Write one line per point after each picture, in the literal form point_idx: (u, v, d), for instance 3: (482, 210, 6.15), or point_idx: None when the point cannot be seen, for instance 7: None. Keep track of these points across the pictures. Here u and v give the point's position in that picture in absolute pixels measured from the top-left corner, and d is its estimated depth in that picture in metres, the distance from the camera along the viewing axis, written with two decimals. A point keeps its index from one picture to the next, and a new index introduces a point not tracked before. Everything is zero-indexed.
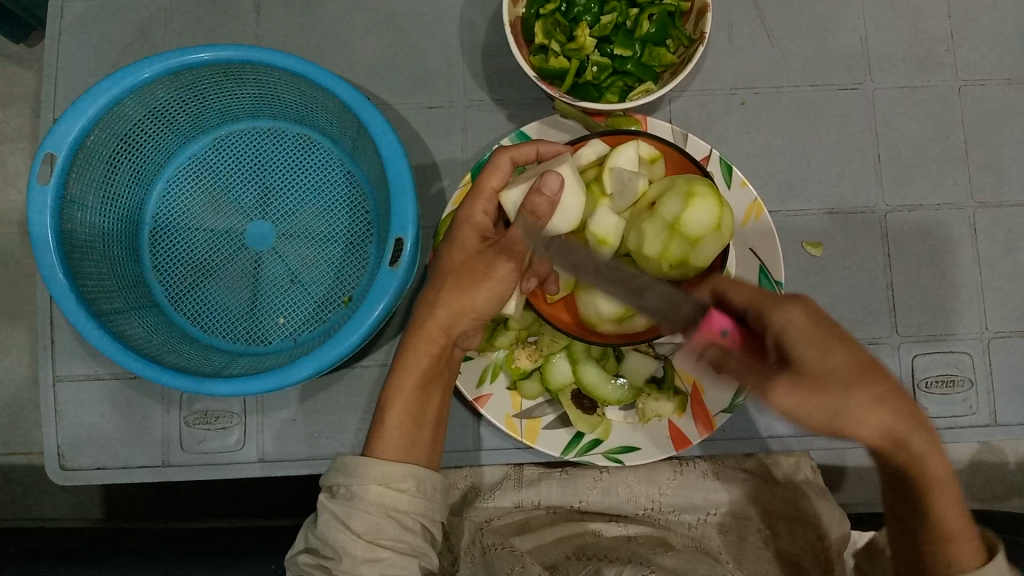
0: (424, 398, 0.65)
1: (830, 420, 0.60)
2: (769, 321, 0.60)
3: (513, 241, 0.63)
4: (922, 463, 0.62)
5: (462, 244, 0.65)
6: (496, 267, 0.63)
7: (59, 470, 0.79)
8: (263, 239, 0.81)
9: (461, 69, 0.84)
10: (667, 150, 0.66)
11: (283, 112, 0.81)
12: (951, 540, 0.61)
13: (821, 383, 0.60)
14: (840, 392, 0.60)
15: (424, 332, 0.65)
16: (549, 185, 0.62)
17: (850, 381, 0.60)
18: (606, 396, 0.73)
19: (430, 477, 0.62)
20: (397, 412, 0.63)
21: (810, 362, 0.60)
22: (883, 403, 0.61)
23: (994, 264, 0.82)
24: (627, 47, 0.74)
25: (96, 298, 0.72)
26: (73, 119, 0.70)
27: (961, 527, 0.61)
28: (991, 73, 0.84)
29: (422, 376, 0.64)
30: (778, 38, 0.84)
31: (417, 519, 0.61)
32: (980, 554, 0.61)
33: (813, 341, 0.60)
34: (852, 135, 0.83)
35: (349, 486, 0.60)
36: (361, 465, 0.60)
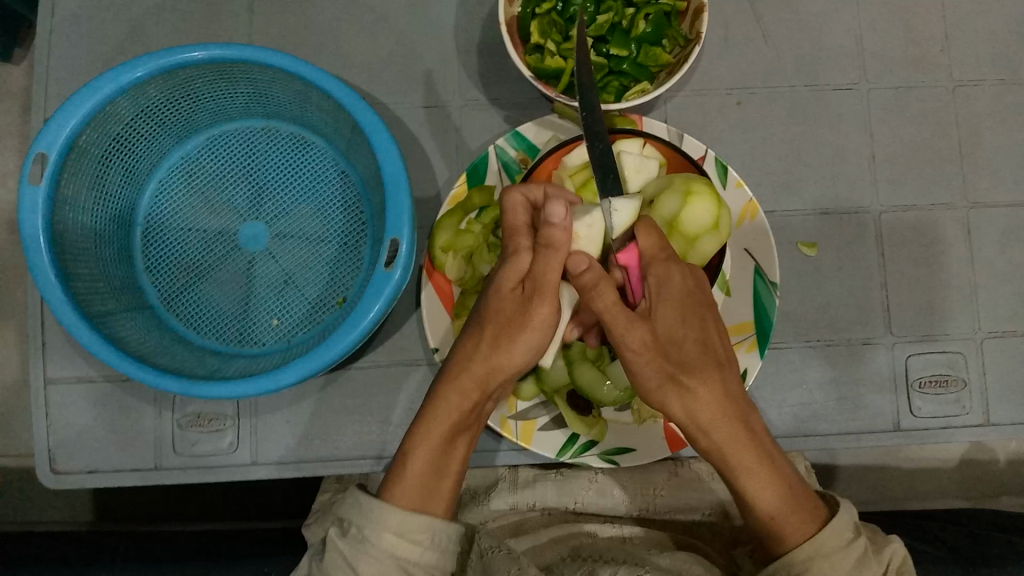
0: (448, 448, 0.65)
1: (661, 385, 0.61)
2: (650, 271, 0.61)
3: (542, 289, 0.62)
4: (737, 446, 0.62)
5: (501, 290, 0.63)
6: (533, 315, 0.62)
7: (49, 473, 0.78)
8: (256, 240, 0.80)
9: (456, 68, 0.83)
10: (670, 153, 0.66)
11: (276, 111, 0.80)
12: (778, 517, 0.61)
13: (672, 347, 0.62)
14: (685, 363, 0.61)
15: (455, 384, 0.65)
16: (554, 213, 0.60)
17: (710, 357, 0.62)
18: (602, 399, 0.71)
19: (446, 529, 0.61)
20: (420, 461, 0.63)
21: (674, 330, 0.62)
22: (723, 387, 0.62)
23: (987, 264, 0.83)
24: (624, 47, 0.74)
25: (88, 300, 0.71)
26: (62, 120, 0.69)
27: (784, 504, 0.61)
28: (984, 74, 0.84)
29: (450, 426, 0.65)
30: (773, 38, 0.84)
31: (430, 569, 0.60)
32: (805, 530, 0.60)
33: (684, 311, 0.62)
34: (847, 136, 0.83)
35: (362, 528, 0.60)
36: (376, 510, 0.60)
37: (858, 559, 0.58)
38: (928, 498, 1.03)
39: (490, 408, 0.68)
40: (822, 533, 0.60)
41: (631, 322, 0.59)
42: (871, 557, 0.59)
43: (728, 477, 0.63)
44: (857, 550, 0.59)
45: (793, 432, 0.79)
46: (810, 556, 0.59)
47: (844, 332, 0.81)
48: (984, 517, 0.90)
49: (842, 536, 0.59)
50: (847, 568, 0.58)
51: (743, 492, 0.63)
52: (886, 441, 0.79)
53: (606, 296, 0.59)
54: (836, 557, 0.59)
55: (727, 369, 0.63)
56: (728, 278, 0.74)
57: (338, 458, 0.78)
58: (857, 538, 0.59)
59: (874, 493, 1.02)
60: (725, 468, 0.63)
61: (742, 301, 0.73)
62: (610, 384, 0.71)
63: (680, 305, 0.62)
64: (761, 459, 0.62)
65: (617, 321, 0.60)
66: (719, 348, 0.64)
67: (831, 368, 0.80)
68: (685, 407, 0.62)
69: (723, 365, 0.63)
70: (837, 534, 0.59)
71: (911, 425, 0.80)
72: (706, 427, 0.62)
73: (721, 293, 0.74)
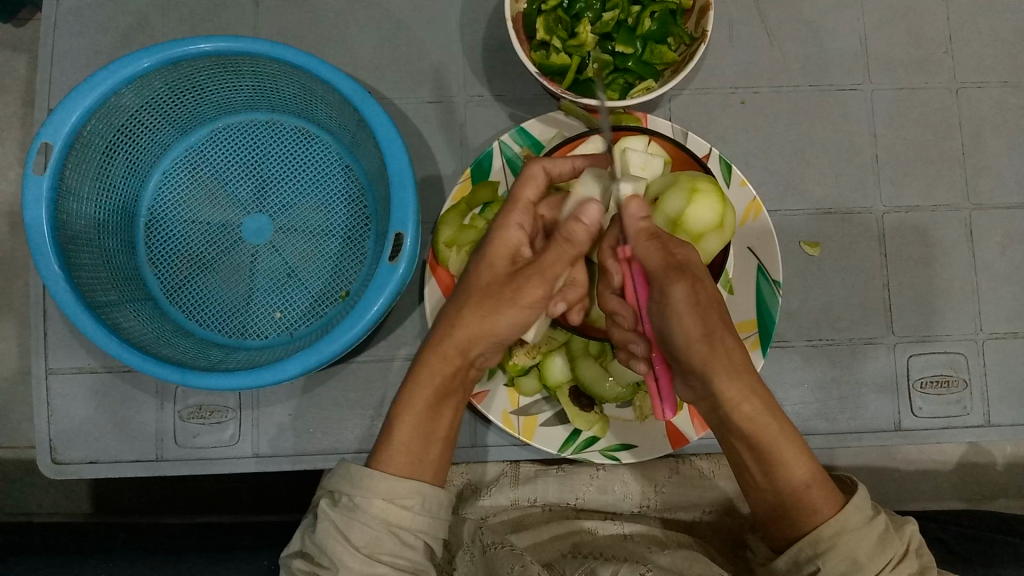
0: (435, 415, 0.65)
1: (706, 341, 0.58)
2: (678, 244, 0.60)
3: (542, 268, 0.61)
4: (768, 415, 0.61)
5: (492, 264, 0.63)
6: (524, 292, 0.62)
7: (50, 464, 0.78)
8: (259, 233, 0.80)
9: (461, 64, 0.83)
10: (677, 152, 0.66)
11: (281, 104, 0.80)
12: (812, 485, 0.61)
13: (712, 306, 0.59)
14: (723, 326, 0.60)
15: (439, 350, 0.64)
16: (586, 214, 0.62)
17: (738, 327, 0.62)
18: (603, 394, 0.72)
19: (435, 494, 0.62)
20: (409, 428, 0.64)
21: (710, 293, 0.60)
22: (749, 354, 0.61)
23: (989, 265, 0.83)
24: (630, 44, 0.74)
25: (91, 290, 0.71)
26: (68, 110, 0.69)
27: (813, 472, 0.62)
28: (988, 76, 0.85)
29: (435, 393, 0.65)
30: (777, 38, 0.84)
31: (423, 533, 0.60)
32: (835, 501, 0.61)
33: (713, 276, 0.61)
34: (850, 136, 0.84)
35: (352, 496, 0.60)
36: (366, 478, 0.60)
37: (881, 536, 0.58)
38: (927, 498, 1.03)
39: (473, 376, 0.68)
40: (851, 501, 0.60)
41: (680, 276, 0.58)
42: (895, 535, 0.58)
43: (765, 447, 0.61)
44: (880, 525, 0.58)
45: (794, 431, 0.79)
46: (837, 530, 0.58)
47: (845, 331, 0.81)
48: (983, 518, 0.90)
49: (864, 513, 0.59)
50: (873, 543, 0.58)
51: (774, 463, 0.62)
52: (886, 440, 0.79)
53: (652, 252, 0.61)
54: (859, 533, 0.58)
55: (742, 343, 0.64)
56: (731, 276, 0.75)
57: (339, 452, 0.78)
58: (879, 514, 0.59)
59: (872, 493, 1.03)
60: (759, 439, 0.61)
61: (745, 300, 0.74)
62: (611, 380, 0.73)
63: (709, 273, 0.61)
64: (787, 428, 0.62)
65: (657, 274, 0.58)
66: None
67: (833, 368, 0.80)
68: (730, 374, 0.59)
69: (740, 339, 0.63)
70: (859, 508, 0.59)
71: (911, 424, 0.80)
72: (745, 396, 0.60)
73: (724, 292, 0.74)
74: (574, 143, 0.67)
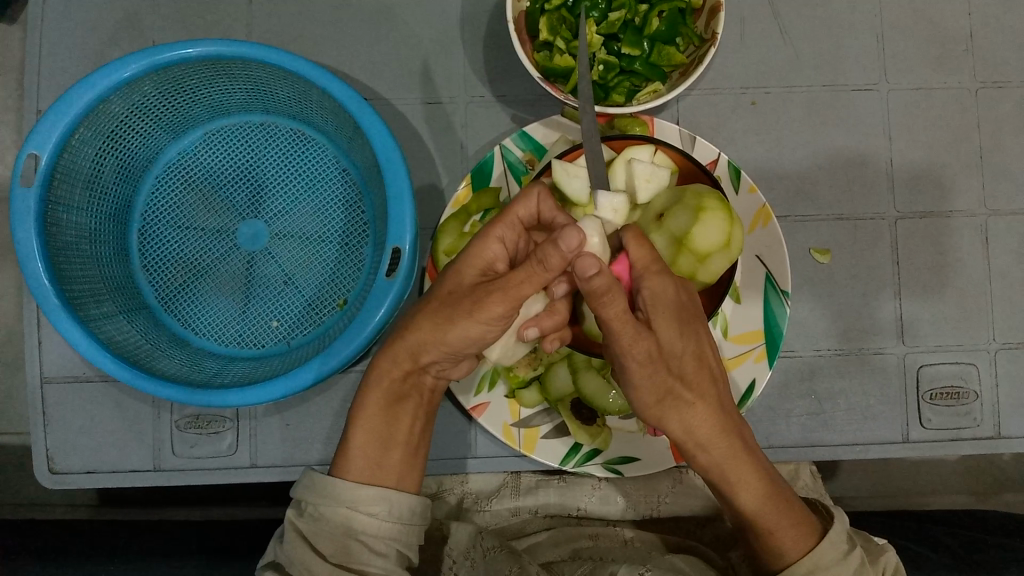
0: (393, 420, 0.65)
1: (660, 400, 0.60)
2: (644, 284, 0.57)
3: (507, 284, 0.57)
4: (733, 461, 0.62)
5: (461, 275, 0.61)
6: (485, 308, 0.58)
7: (48, 474, 0.78)
8: (256, 239, 0.78)
9: (462, 63, 0.80)
10: (683, 161, 0.64)
11: (276, 106, 0.78)
12: (776, 532, 0.61)
13: (672, 361, 0.59)
14: (682, 377, 0.60)
15: (393, 352, 0.64)
16: (566, 241, 0.53)
17: (706, 374, 0.61)
18: (605, 408, 0.70)
19: (402, 499, 0.61)
20: (362, 439, 0.64)
21: (671, 345, 0.58)
22: (716, 399, 0.62)
23: (1004, 272, 0.81)
24: (636, 45, 0.71)
25: (82, 303, 0.70)
26: (55, 119, 0.67)
27: (780, 515, 0.61)
28: (1009, 75, 0.81)
29: (387, 397, 0.65)
30: (791, 35, 0.81)
31: (396, 537, 0.60)
32: (804, 542, 0.60)
33: (682, 324, 0.58)
34: (865, 138, 0.81)
35: (318, 506, 0.60)
36: (332, 487, 0.60)
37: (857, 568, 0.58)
38: (933, 495, 1.02)
39: (430, 383, 0.67)
40: (820, 545, 0.60)
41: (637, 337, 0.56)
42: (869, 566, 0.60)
43: (725, 492, 0.63)
44: (855, 559, 0.59)
45: (799, 442, 0.78)
46: (811, 568, 0.59)
47: (855, 340, 0.79)
48: (990, 522, 0.89)
49: (838, 548, 0.59)
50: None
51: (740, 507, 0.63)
52: (893, 452, 0.78)
53: (616, 304, 0.54)
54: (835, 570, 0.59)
55: (721, 385, 0.62)
56: (739, 286, 0.72)
57: None
58: (853, 549, 0.60)
59: (878, 490, 1.02)
60: (723, 483, 0.63)
61: (752, 309, 0.72)
62: (614, 394, 0.70)
63: (680, 324, 0.58)
64: (758, 475, 0.62)
65: (623, 332, 0.55)
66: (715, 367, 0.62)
67: (841, 378, 0.79)
68: (683, 424, 0.61)
69: (717, 383, 0.62)
70: (833, 543, 0.60)
71: (919, 436, 0.78)
72: (703, 443, 0.62)
73: (731, 301, 0.73)
74: (576, 152, 0.65)
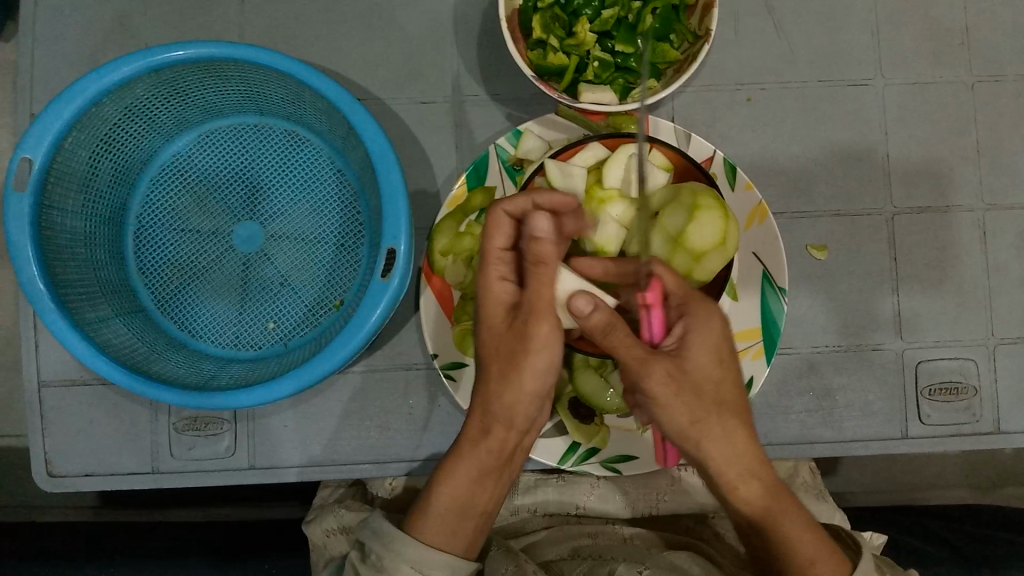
0: (478, 486, 0.63)
1: (694, 422, 0.59)
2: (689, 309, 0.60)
3: (536, 306, 0.61)
4: (774, 494, 0.60)
5: (489, 324, 0.64)
6: (532, 336, 0.61)
7: (45, 477, 0.78)
8: (252, 241, 0.78)
9: (456, 62, 0.80)
10: (678, 159, 0.63)
11: (270, 107, 0.78)
12: (816, 561, 0.58)
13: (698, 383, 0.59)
14: (719, 401, 0.60)
15: (494, 417, 0.63)
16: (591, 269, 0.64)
17: (740, 403, 0.61)
18: (603, 406, 0.70)
19: (465, 572, 0.59)
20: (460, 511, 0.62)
21: (707, 368, 0.59)
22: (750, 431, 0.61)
23: (1002, 267, 0.80)
24: (630, 43, 0.71)
25: (77, 306, 0.70)
26: (49, 121, 0.67)
27: (818, 547, 0.58)
28: (1005, 69, 0.81)
29: (477, 468, 0.63)
30: (786, 31, 0.81)
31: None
32: (841, 570, 0.58)
33: (718, 351, 0.60)
34: (861, 134, 0.81)
35: (382, 557, 0.58)
36: (403, 544, 0.58)
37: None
38: (933, 489, 1.02)
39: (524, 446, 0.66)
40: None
41: (648, 359, 0.57)
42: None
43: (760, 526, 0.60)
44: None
45: (798, 439, 0.78)
46: None
47: (853, 337, 0.79)
48: (991, 517, 0.89)
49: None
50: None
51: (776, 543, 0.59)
52: (892, 448, 0.78)
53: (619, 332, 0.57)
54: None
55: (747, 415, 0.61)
56: (736, 282, 0.72)
57: (336, 462, 0.77)
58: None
59: (879, 485, 1.02)
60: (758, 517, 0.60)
61: (749, 309, 0.71)
62: (612, 392, 0.70)
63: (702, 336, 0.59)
64: (792, 507, 0.60)
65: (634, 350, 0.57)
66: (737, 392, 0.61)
67: (839, 375, 0.79)
68: (721, 447, 0.59)
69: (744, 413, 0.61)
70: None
71: (918, 432, 0.78)
72: (744, 474, 0.60)
73: (729, 298, 0.72)
74: (574, 149, 0.65)
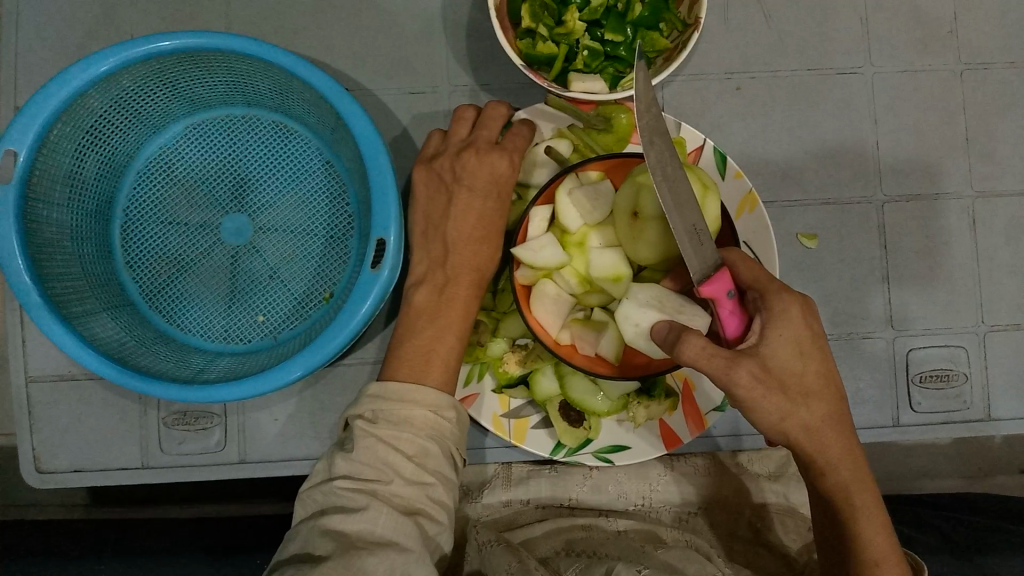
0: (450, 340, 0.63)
1: (782, 419, 0.59)
2: (768, 302, 0.58)
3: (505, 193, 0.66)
4: (861, 486, 0.62)
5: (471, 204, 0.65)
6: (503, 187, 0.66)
7: (35, 473, 0.77)
8: (240, 233, 0.78)
9: (445, 52, 0.80)
10: (606, 163, 0.62)
11: (257, 98, 0.77)
12: (883, 564, 0.61)
13: (784, 377, 0.58)
14: (805, 391, 0.59)
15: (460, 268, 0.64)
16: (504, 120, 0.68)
17: (828, 390, 0.61)
18: (593, 408, 0.70)
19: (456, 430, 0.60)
20: (447, 337, 0.63)
21: (789, 362, 0.58)
22: (839, 416, 0.61)
23: (992, 254, 0.81)
24: (619, 32, 0.70)
25: (65, 300, 0.69)
26: (33, 112, 0.66)
27: (889, 549, 0.62)
28: (994, 57, 0.81)
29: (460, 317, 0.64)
30: (775, 19, 0.81)
31: (444, 510, 0.57)
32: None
33: (797, 343, 0.58)
34: (851, 123, 0.81)
35: (391, 411, 0.58)
36: (398, 411, 0.58)
37: None
38: (924, 477, 1.02)
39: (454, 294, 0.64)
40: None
41: (734, 361, 0.56)
42: None
43: (842, 517, 0.62)
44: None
45: None
46: None
47: (844, 326, 0.79)
48: (982, 504, 0.89)
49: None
50: None
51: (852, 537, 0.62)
52: (884, 436, 0.78)
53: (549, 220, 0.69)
54: None
55: (842, 405, 0.62)
56: None
57: None
58: None
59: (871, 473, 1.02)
60: (837, 503, 0.62)
61: None
62: (602, 395, 0.70)
63: (791, 327, 0.58)
64: (877, 500, 0.62)
65: (721, 359, 0.55)
66: (826, 383, 0.61)
67: None
68: (809, 432, 0.60)
69: (838, 401, 0.61)
70: None
71: (910, 420, 0.78)
72: (836, 463, 0.61)
73: None
74: (524, 229, 0.63)
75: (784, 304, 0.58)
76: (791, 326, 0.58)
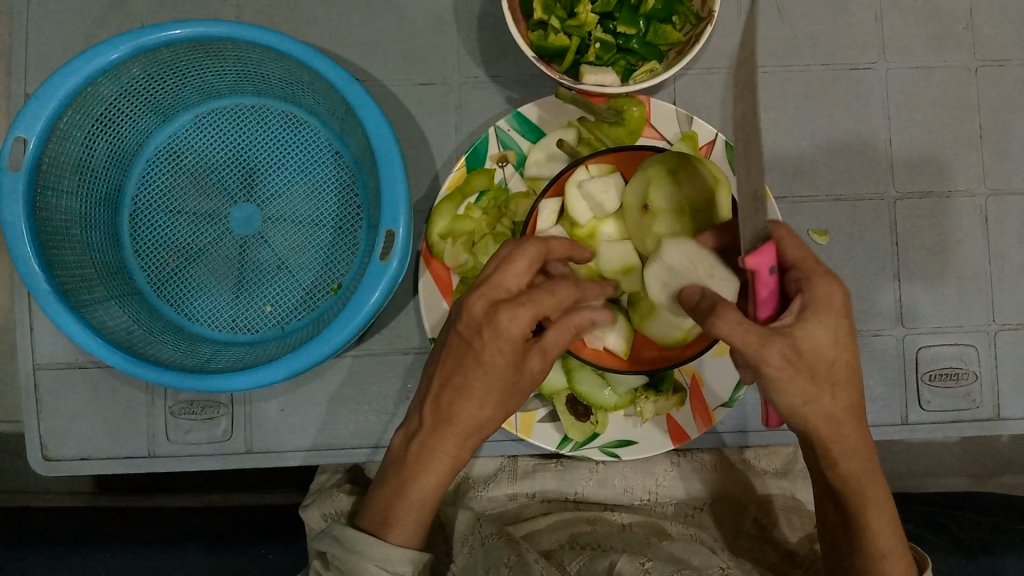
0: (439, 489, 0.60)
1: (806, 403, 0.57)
2: (812, 285, 0.56)
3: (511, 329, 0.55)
4: (871, 478, 0.61)
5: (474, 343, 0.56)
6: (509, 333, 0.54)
7: (42, 461, 0.77)
8: (248, 223, 0.78)
9: (456, 43, 0.79)
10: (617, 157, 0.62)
11: (267, 88, 0.77)
12: (889, 557, 0.62)
13: (813, 361, 0.55)
14: (832, 380, 0.57)
15: (451, 431, 0.58)
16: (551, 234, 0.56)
17: (852, 378, 0.58)
18: (600, 403, 0.70)
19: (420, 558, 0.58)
20: (420, 486, 0.59)
21: (823, 347, 0.55)
22: (861, 406, 0.59)
23: (1004, 253, 0.80)
24: (631, 24, 0.70)
25: (73, 288, 0.69)
26: (43, 99, 0.66)
27: (895, 543, 0.62)
28: (1009, 53, 0.80)
29: (443, 472, 0.59)
30: (788, 13, 0.80)
31: None
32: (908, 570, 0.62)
33: (836, 330, 0.56)
34: (864, 119, 0.80)
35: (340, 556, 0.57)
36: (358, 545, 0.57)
37: None
38: (931, 475, 1.02)
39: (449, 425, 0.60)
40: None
41: (767, 339, 0.53)
42: None
43: (851, 504, 0.62)
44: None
45: None
46: None
47: (854, 323, 0.79)
48: (990, 504, 0.89)
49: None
50: None
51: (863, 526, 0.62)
52: (892, 434, 0.78)
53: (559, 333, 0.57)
54: None
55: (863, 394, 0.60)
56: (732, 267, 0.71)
57: (335, 448, 0.77)
58: None
59: None
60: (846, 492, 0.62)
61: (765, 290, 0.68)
62: (609, 390, 0.70)
63: (831, 312, 0.56)
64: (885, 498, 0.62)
65: (745, 336, 0.52)
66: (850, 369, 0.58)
67: None
68: (829, 421, 0.58)
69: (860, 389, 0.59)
70: None
71: (919, 418, 0.78)
72: (851, 451, 0.60)
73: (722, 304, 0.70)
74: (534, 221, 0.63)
75: (829, 287, 0.56)
76: (832, 310, 0.56)
